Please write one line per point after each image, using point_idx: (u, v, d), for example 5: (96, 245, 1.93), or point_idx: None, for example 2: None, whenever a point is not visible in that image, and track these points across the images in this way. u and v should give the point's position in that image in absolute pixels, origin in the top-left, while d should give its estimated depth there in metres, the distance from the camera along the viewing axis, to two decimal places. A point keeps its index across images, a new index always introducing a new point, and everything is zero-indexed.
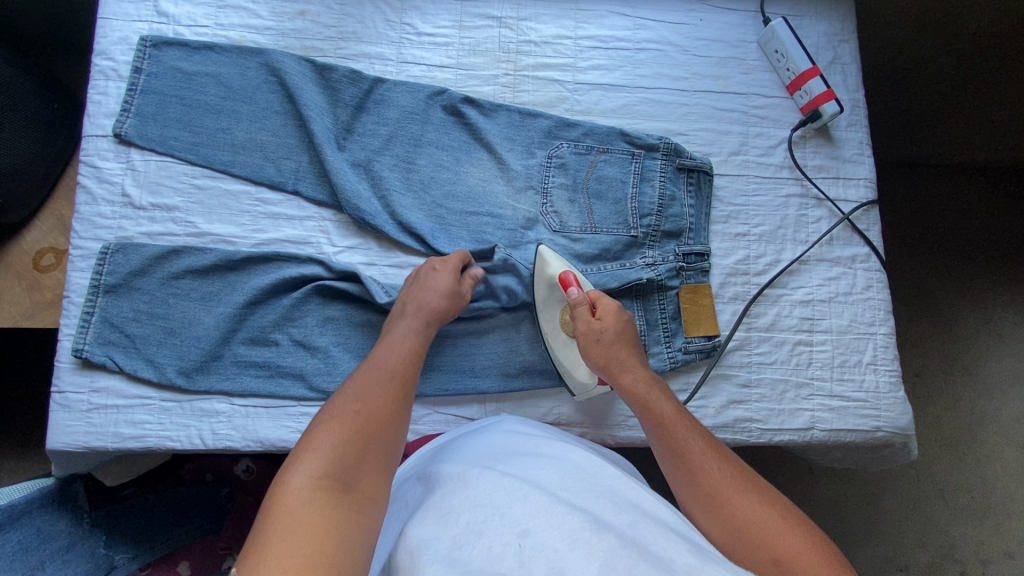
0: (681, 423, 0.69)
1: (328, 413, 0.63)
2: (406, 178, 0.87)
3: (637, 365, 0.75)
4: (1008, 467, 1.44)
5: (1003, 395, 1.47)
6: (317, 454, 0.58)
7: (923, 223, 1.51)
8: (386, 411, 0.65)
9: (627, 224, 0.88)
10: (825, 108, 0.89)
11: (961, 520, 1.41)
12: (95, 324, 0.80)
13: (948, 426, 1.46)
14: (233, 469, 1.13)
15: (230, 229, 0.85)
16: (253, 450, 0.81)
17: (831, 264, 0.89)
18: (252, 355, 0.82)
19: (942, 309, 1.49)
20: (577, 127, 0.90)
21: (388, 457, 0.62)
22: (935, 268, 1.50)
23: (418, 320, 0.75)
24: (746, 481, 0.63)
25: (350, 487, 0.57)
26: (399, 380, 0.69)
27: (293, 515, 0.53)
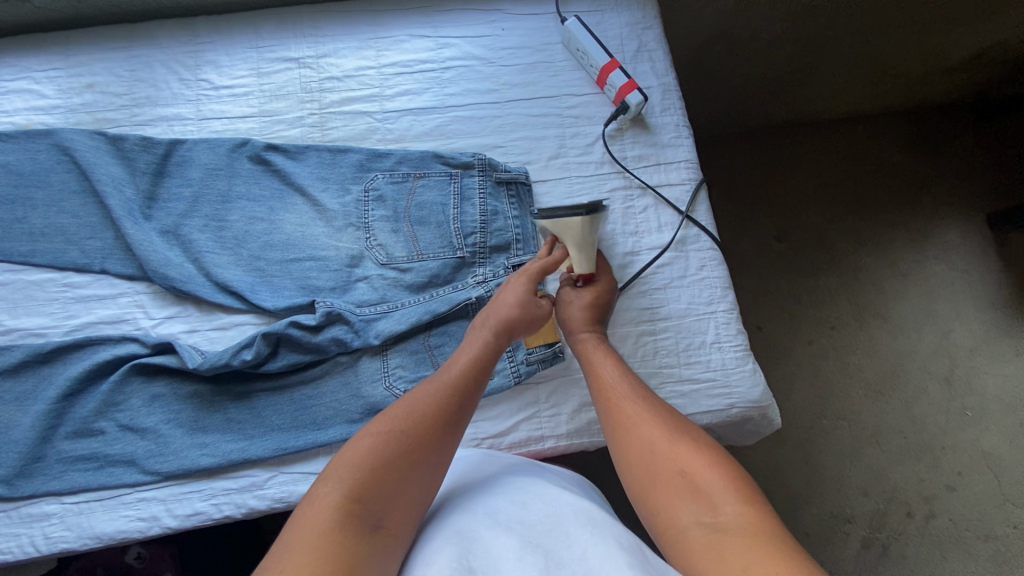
0: (625, 386, 0.71)
1: (370, 429, 0.62)
2: (219, 237, 0.85)
3: (596, 332, 0.80)
4: (933, 404, 1.44)
5: (918, 333, 1.49)
6: (351, 474, 0.57)
7: (800, 181, 1.58)
8: (432, 435, 0.62)
9: (453, 245, 0.87)
10: (630, 99, 0.89)
11: (899, 463, 1.40)
12: None
13: (869, 373, 1.47)
14: (123, 557, 1.06)
15: (38, 321, 0.81)
16: (92, 547, 0.77)
17: (662, 250, 0.89)
18: (77, 449, 0.78)
19: (841, 258, 1.54)
20: (389, 155, 0.89)
21: (423, 489, 0.60)
22: (823, 222, 1.56)
23: (490, 329, 0.75)
24: (681, 432, 0.64)
25: (378, 524, 0.54)
26: (457, 405, 0.67)
27: (330, 535, 0.51)
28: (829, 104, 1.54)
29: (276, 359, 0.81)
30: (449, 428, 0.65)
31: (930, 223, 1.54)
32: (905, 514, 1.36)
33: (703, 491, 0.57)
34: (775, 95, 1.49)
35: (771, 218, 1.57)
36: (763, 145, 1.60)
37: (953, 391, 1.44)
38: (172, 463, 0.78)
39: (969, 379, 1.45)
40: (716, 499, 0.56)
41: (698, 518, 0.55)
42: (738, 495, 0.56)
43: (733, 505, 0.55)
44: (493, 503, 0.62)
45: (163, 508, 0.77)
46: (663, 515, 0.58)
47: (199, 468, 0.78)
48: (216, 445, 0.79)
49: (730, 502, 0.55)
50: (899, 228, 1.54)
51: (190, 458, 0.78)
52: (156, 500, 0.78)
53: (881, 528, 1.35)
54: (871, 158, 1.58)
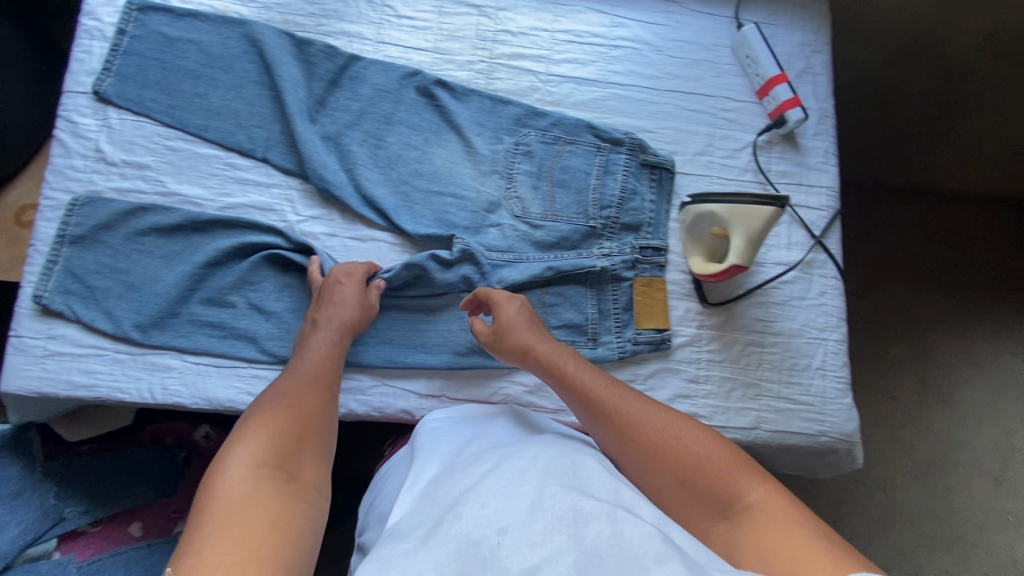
0: (609, 390, 0.71)
1: (252, 413, 0.66)
2: (374, 154, 0.89)
3: (547, 338, 0.79)
4: (976, 499, 1.40)
5: (976, 426, 1.45)
6: (252, 444, 0.61)
7: (901, 247, 1.52)
8: (306, 407, 0.68)
9: (587, 213, 0.89)
10: (791, 114, 0.90)
11: (930, 549, 1.37)
12: (57, 273, 0.81)
13: (918, 453, 1.43)
14: (191, 434, 1.14)
15: (197, 191, 0.86)
16: (201, 408, 0.82)
17: (788, 268, 0.89)
18: (209, 316, 0.83)
19: (917, 333, 1.49)
20: (546, 116, 0.92)
21: (322, 451, 0.66)
22: (906, 292, 1.51)
23: (334, 329, 0.77)
24: (681, 426, 0.66)
25: (291, 477, 0.60)
26: (323, 385, 0.72)
27: (247, 500, 0.55)
28: (955, 177, 1.48)
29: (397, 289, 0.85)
30: (311, 407, 0.68)
31: (1014, 319, 1.50)
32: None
33: (719, 488, 0.60)
34: (911, 155, 1.44)
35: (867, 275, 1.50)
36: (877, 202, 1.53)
37: (1000, 492, 1.40)
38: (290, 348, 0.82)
39: (1017, 485, 1.41)
40: (737, 486, 0.60)
41: (722, 511, 0.59)
42: (752, 478, 0.60)
43: (755, 490, 0.59)
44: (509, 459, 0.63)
45: None
46: (686, 513, 0.61)
47: None
48: None
49: (750, 491, 0.59)
50: (983, 318, 1.50)
51: None
52: (267, 380, 0.82)
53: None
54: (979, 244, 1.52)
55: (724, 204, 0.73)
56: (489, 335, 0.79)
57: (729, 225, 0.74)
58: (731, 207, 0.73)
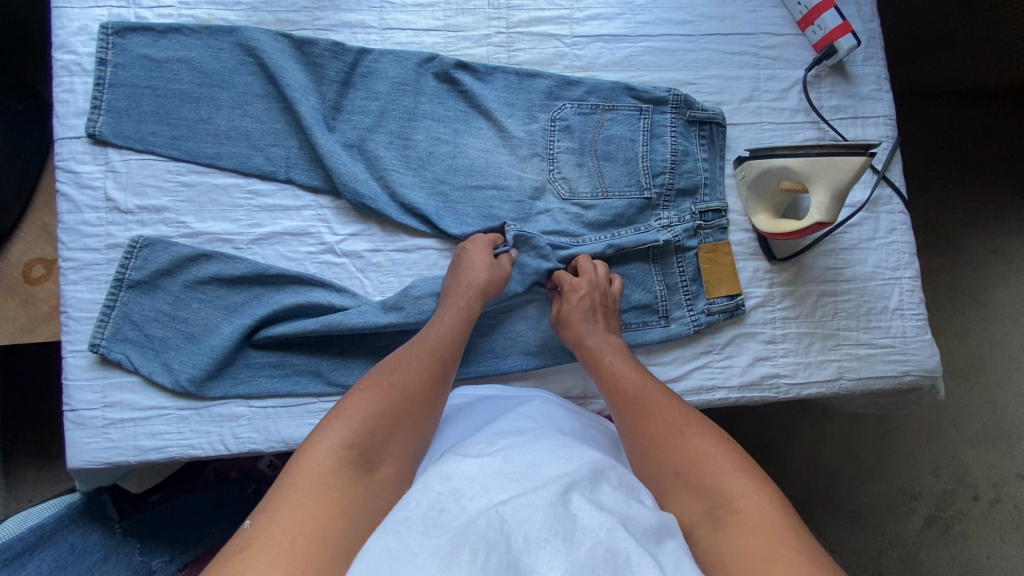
0: (643, 384, 0.70)
1: (362, 384, 0.63)
2: (404, 155, 0.82)
3: (604, 326, 0.77)
4: (1019, 394, 1.34)
5: (1013, 322, 1.36)
6: (349, 423, 0.57)
7: (951, 157, 1.39)
8: (415, 391, 0.63)
9: (640, 184, 0.83)
10: (842, 43, 0.84)
11: (974, 448, 1.32)
12: (115, 318, 0.77)
13: (957, 358, 1.36)
14: (256, 464, 1.10)
15: (224, 227, 0.80)
16: (277, 450, 0.79)
17: (855, 209, 0.85)
18: (269, 357, 0.80)
19: (952, 244, 1.38)
20: (579, 84, 0.84)
21: (417, 440, 0.61)
22: (948, 202, 1.39)
23: (467, 295, 0.74)
24: (689, 425, 0.63)
25: (373, 466, 0.55)
26: (437, 368, 0.67)
27: (327, 480, 0.52)
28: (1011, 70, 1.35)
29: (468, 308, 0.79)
30: (421, 384, 0.64)
31: None
32: (972, 497, 1.29)
33: (713, 487, 0.56)
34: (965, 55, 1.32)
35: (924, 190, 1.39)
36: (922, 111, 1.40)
37: None
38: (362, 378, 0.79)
39: None
40: (731, 490, 0.55)
41: (709, 512, 0.54)
42: (749, 483, 0.55)
43: (750, 498, 0.54)
44: (528, 445, 0.59)
45: None
46: (674, 506, 0.57)
47: None
48: None
49: (746, 498, 0.54)
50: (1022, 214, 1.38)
51: None
52: None
53: (946, 507, 1.28)
54: None
55: (805, 157, 0.70)
56: (557, 318, 0.78)
57: (810, 182, 0.71)
58: (812, 161, 0.70)
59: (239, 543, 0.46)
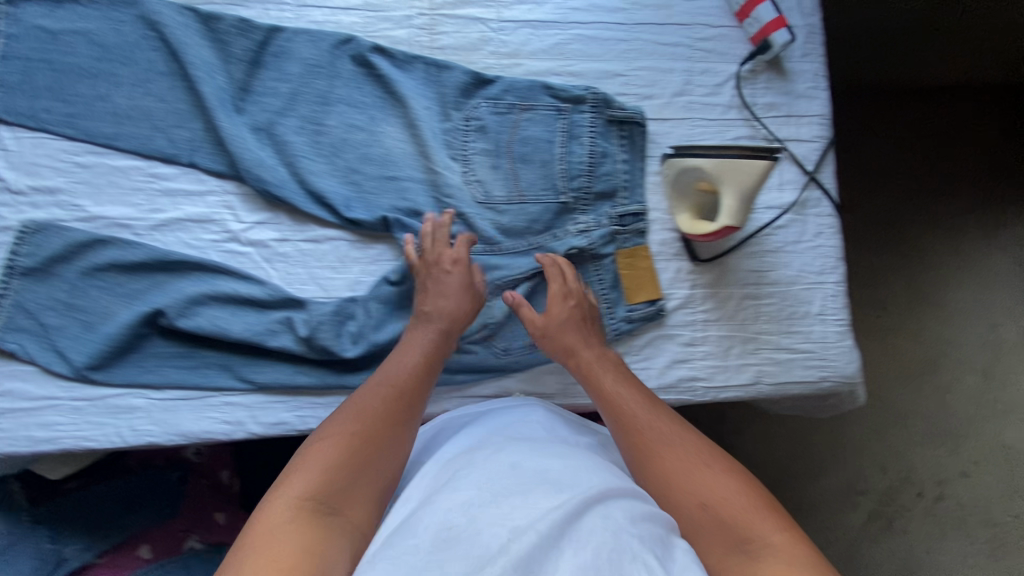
0: (645, 408, 0.68)
1: (323, 431, 0.60)
2: (315, 142, 0.78)
3: (594, 343, 0.75)
4: (966, 393, 1.35)
5: (964, 324, 1.36)
6: (313, 471, 0.56)
7: (899, 160, 1.38)
8: (379, 433, 0.61)
9: (556, 188, 0.80)
10: (775, 37, 0.81)
11: (921, 447, 1.32)
12: (6, 308, 0.74)
13: (909, 358, 1.36)
14: (183, 453, 1.10)
15: (124, 211, 0.77)
16: (178, 443, 0.77)
17: (781, 212, 0.83)
18: (174, 347, 0.77)
19: (910, 243, 1.37)
20: (496, 82, 0.80)
21: (386, 479, 0.59)
22: (904, 202, 1.38)
23: (432, 326, 0.72)
24: (711, 457, 0.62)
25: (337, 509, 0.54)
26: (403, 402, 0.65)
27: (285, 530, 0.50)
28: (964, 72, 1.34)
29: (369, 331, 0.76)
30: (398, 421, 0.63)
31: (1000, 210, 1.37)
32: (916, 494, 1.30)
33: (744, 526, 0.55)
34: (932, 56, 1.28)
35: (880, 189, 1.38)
36: (872, 111, 1.39)
37: (990, 384, 1.34)
38: (267, 374, 0.76)
39: (1006, 376, 1.35)
40: (753, 529, 0.55)
41: (739, 548, 0.54)
42: (773, 521, 0.55)
43: (775, 534, 0.54)
44: (535, 455, 0.60)
45: (248, 414, 0.77)
46: (699, 542, 0.56)
47: (293, 386, 0.76)
48: (308, 366, 0.77)
49: (774, 537, 0.54)
50: (973, 215, 1.37)
51: (284, 374, 0.76)
52: (243, 406, 0.77)
53: (890, 503, 1.30)
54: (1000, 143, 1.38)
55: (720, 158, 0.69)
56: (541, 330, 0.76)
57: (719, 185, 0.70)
58: (721, 164, 0.69)
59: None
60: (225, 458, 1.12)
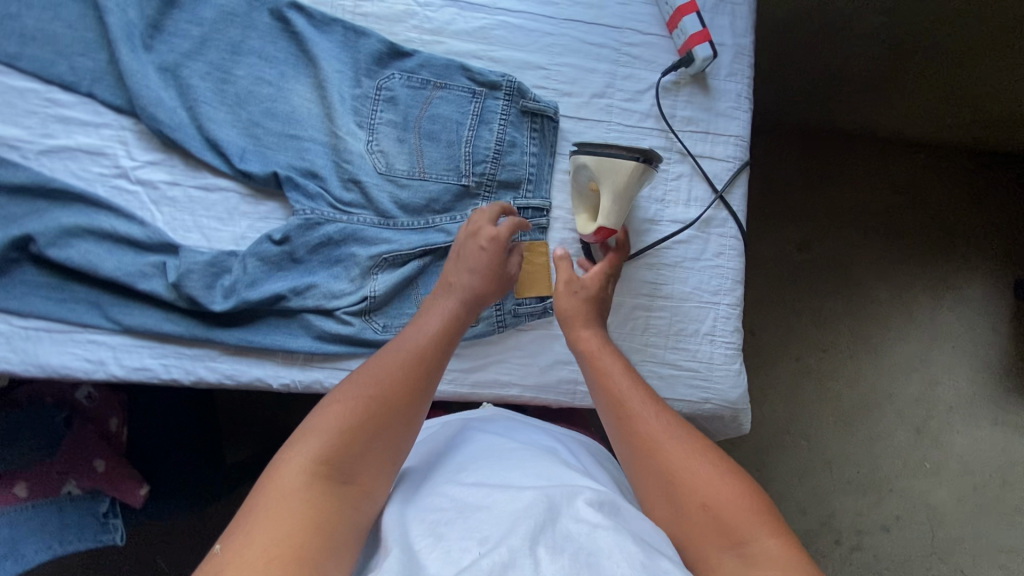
0: (640, 395, 0.61)
1: (338, 393, 0.58)
2: (220, 89, 0.77)
3: (593, 326, 0.71)
4: (897, 448, 1.30)
5: (904, 377, 1.32)
6: (335, 432, 0.54)
7: (854, 211, 1.35)
8: (393, 403, 0.58)
9: (459, 170, 0.79)
10: (699, 52, 0.80)
11: (845, 493, 1.27)
12: None
13: (845, 403, 1.31)
14: (72, 394, 1.04)
15: (13, 132, 0.75)
16: (34, 375, 0.75)
17: (684, 226, 0.83)
18: (43, 277, 0.75)
19: (858, 288, 1.34)
20: (413, 56, 0.80)
21: (395, 450, 0.57)
22: (857, 248, 1.35)
23: (454, 296, 0.70)
24: (701, 449, 0.56)
25: (347, 480, 0.53)
26: (423, 369, 0.62)
27: (298, 498, 0.49)
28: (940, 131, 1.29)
29: (244, 287, 0.75)
30: (418, 391, 0.60)
31: (954, 269, 1.34)
32: (834, 542, 1.25)
33: (736, 524, 0.50)
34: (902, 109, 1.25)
35: (835, 234, 1.35)
36: (835, 153, 1.36)
37: (922, 440, 1.29)
38: (135, 317, 0.74)
39: (940, 434, 1.30)
40: (744, 532, 0.50)
41: (732, 548, 0.49)
42: (762, 524, 0.50)
43: (765, 541, 0.49)
44: (518, 468, 0.58)
45: (111, 355, 0.75)
46: (688, 535, 0.52)
47: (160, 332, 0.75)
48: (179, 314, 0.75)
49: (764, 542, 0.49)
50: (923, 268, 1.34)
51: (152, 319, 0.75)
52: (107, 346, 0.75)
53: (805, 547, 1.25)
54: (961, 209, 1.34)
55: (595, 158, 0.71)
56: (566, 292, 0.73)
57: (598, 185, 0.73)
58: (599, 161, 0.71)
59: (211, 568, 0.44)
60: (116, 405, 1.08)
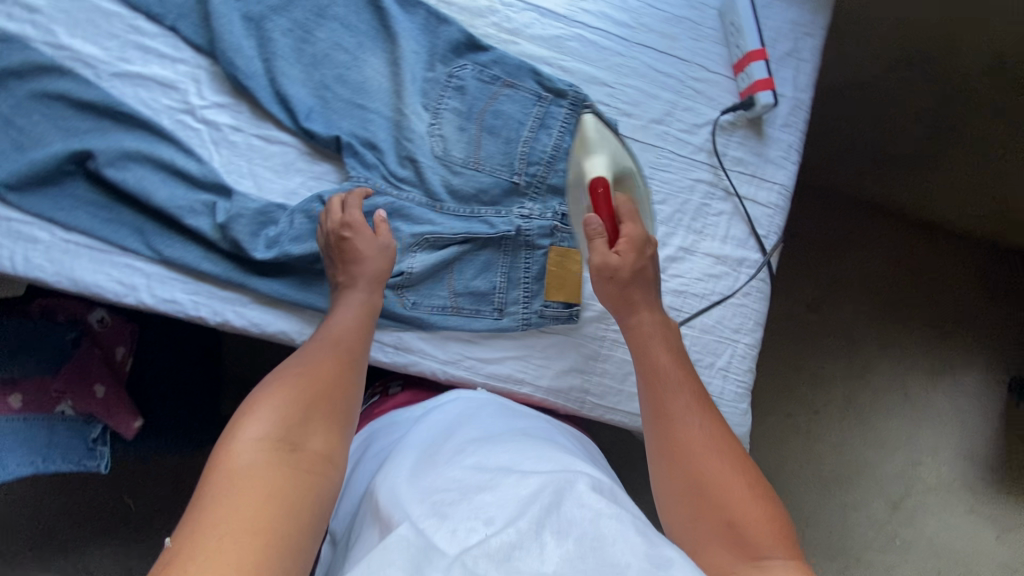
0: (682, 391, 0.65)
1: (272, 383, 0.62)
2: (299, 48, 0.79)
3: (652, 314, 0.72)
4: (871, 521, 1.29)
5: (888, 454, 1.32)
6: (269, 414, 0.57)
7: (875, 282, 1.36)
8: (320, 381, 0.63)
9: (512, 167, 0.82)
10: (759, 97, 0.83)
11: (812, 558, 1.27)
12: None
13: (828, 468, 1.31)
14: (86, 315, 1.07)
15: (92, 50, 0.77)
16: (66, 289, 0.76)
17: (715, 261, 0.85)
18: (94, 195, 0.76)
19: (860, 357, 1.35)
20: (489, 50, 0.82)
21: (337, 420, 0.61)
22: (867, 320, 1.35)
23: (366, 286, 0.73)
24: (732, 457, 0.58)
25: (297, 446, 0.56)
26: (345, 352, 0.68)
27: (249, 472, 0.51)
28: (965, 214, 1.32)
29: (287, 240, 0.77)
30: (343, 368, 0.66)
31: (953, 356, 1.35)
32: None
33: (749, 531, 0.52)
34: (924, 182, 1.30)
35: (850, 301, 1.35)
36: (869, 224, 1.36)
37: (895, 518, 1.29)
38: (176, 250, 0.76)
39: (914, 515, 1.30)
40: (760, 544, 0.50)
41: (738, 552, 0.50)
42: (782, 545, 0.51)
43: (782, 561, 0.49)
44: (506, 458, 0.59)
45: (145, 282, 0.76)
46: (694, 535, 0.54)
47: (198, 270, 0.76)
48: (218, 256, 0.76)
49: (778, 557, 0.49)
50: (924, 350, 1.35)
51: (192, 256, 0.76)
52: (142, 274, 0.76)
53: None
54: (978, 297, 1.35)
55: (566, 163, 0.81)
56: (603, 273, 0.72)
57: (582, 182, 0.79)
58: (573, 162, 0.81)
59: (166, 556, 0.45)
60: (125, 336, 1.08)
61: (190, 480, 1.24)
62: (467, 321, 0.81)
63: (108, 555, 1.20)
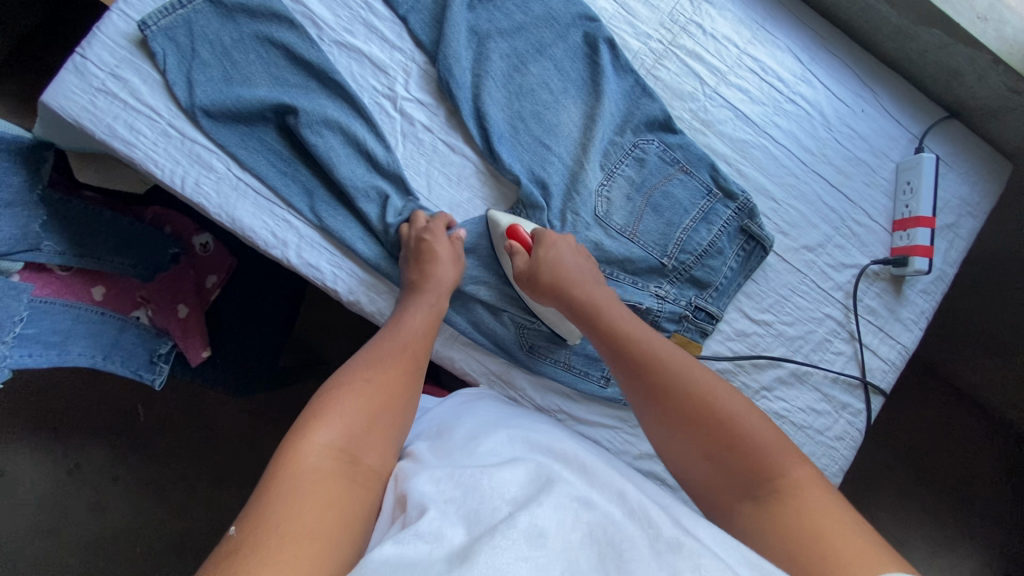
0: (649, 342, 0.64)
1: (340, 383, 0.61)
2: (509, 74, 0.82)
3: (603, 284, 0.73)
4: None
5: None
6: (335, 420, 0.55)
7: (928, 471, 1.22)
8: (386, 389, 0.61)
9: (665, 249, 0.83)
10: (915, 261, 0.84)
11: None
12: (176, 16, 0.75)
13: None
14: (192, 237, 1.00)
15: (324, 14, 0.80)
16: (222, 224, 0.77)
17: (820, 397, 0.86)
18: (279, 146, 0.78)
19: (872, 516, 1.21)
20: (678, 134, 0.84)
21: (396, 432, 0.59)
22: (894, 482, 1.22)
23: (432, 305, 0.72)
24: (719, 390, 0.58)
25: (357, 459, 0.54)
26: (411, 362, 0.66)
27: (312, 478, 0.50)
28: None
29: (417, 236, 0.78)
30: (406, 375, 0.64)
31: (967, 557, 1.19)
32: None
33: (762, 468, 0.52)
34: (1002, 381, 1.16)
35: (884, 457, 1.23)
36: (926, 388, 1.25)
37: None
38: (335, 223, 0.77)
39: None
40: (771, 469, 0.52)
41: (752, 492, 0.52)
42: (794, 455, 0.53)
43: (801, 468, 0.52)
44: (510, 440, 0.58)
45: (295, 242, 0.77)
46: (711, 484, 0.55)
47: (349, 248, 0.77)
48: (372, 243, 0.78)
49: (798, 478, 0.51)
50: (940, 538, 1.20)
51: (349, 233, 0.77)
52: (296, 233, 0.78)
53: None
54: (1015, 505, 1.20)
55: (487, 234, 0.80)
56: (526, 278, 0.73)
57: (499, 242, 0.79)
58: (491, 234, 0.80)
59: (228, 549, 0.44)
60: (221, 266, 1.00)
61: (210, 410, 1.22)
62: (570, 380, 0.82)
63: (103, 453, 1.20)
